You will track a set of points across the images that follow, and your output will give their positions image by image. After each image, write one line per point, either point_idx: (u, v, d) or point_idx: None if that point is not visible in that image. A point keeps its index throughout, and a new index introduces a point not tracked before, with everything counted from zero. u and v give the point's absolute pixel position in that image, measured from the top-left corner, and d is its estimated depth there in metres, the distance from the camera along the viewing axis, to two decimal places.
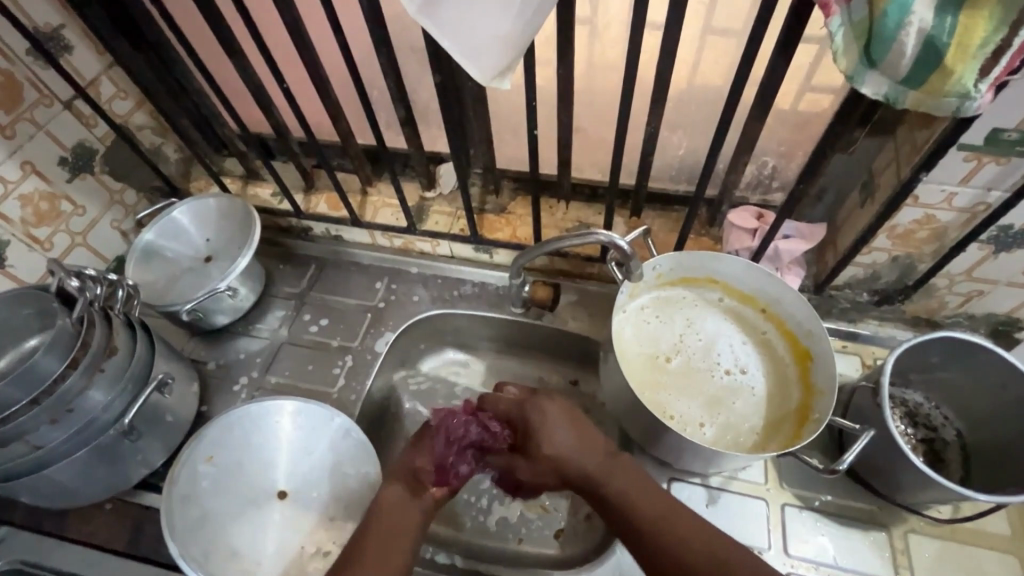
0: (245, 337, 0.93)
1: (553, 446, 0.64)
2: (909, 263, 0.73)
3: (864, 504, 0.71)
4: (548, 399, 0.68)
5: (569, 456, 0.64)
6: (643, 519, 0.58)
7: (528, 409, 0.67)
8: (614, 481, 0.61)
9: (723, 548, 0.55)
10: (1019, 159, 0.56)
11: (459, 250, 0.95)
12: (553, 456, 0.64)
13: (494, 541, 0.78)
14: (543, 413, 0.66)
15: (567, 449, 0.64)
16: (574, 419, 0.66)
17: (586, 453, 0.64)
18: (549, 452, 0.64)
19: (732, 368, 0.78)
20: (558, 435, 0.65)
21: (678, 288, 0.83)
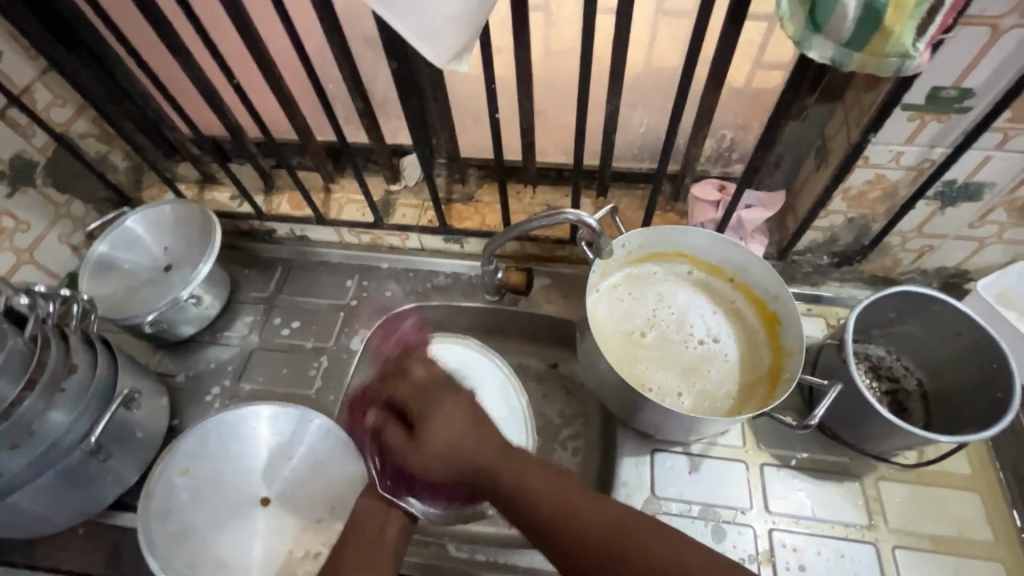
0: (213, 345, 0.90)
1: (439, 435, 0.56)
2: (864, 224, 0.76)
3: (836, 457, 0.74)
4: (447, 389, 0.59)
5: (459, 448, 0.56)
6: (536, 513, 0.52)
7: (425, 400, 0.59)
8: (504, 474, 0.54)
9: (620, 517, 0.50)
10: (958, 115, 0.59)
11: (429, 242, 0.94)
12: (440, 449, 0.56)
13: (483, 526, 0.79)
14: (440, 406, 0.58)
15: (456, 436, 0.56)
16: (473, 413, 0.58)
17: (478, 441, 0.56)
18: (435, 448, 0.56)
19: (705, 338, 0.80)
20: (449, 424, 0.56)
21: (649, 264, 0.84)
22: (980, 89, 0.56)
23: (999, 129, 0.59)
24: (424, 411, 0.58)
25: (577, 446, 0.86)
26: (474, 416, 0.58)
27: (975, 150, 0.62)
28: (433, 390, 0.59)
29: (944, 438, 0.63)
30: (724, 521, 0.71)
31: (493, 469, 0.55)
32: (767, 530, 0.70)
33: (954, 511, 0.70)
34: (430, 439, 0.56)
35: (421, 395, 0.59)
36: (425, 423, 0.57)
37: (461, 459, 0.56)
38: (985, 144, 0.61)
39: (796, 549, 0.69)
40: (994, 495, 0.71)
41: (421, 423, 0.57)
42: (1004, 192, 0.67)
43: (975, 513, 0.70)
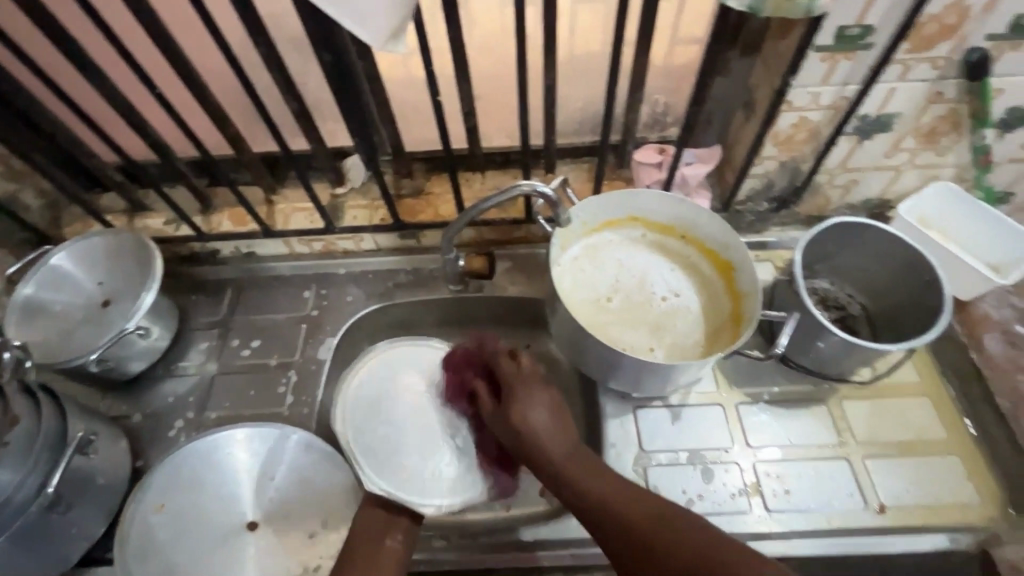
0: (168, 379, 0.85)
1: (529, 416, 0.64)
2: (794, 167, 0.81)
3: (802, 385, 0.79)
4: (539, 385, 0.67)
5: (548, 443, 0.62)
6: (637, 531, 0.55)
7: (517, 383, 0.66)
8: (578, 473, 0.60)
9: (729, 549, 0.50)
10: (864, 52, 0.64)
11: (384, 241, 0.93)
12: (525, 433, 0.63)
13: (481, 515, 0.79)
14: (531, 397, 0.65)
15: (542, 427, 0.63)
16: (556, 406, 0.66)
17: (559, 439, 0.62)
18: (521, 424, 0.63)
19: (667, 294, 0.83)
20: (536, 412, 0.64)
21: (604, 233, 0.88)
22: (879, 25, 0.61)
23: (900, 60, 0.65)
24: (514, 393, 0.66)
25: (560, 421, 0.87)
26: (562, 408, 0.66)
27: (881, 83, 0.68)
28: (527, 378, 0.67)
29: (890, 348, 0.69)
30: (711, 462, 0.74)
31: (567, 467, 0.60)
32: (750, 464, 0.74)
33: (911, 417, 0.76)
34: (519, 419, 0.64)
35: (512, 381, 0.67)
36: (521, 409, 0.64)
37: (540, 450, 0.62)
38: (889, 77, 0.67)
39: (780, 477, 0.73)
40: (942, 395, 0.77)
41: (513, 404, 0.65)
42: (910, 120, 0.74)
43: (929, 416, 0.76)
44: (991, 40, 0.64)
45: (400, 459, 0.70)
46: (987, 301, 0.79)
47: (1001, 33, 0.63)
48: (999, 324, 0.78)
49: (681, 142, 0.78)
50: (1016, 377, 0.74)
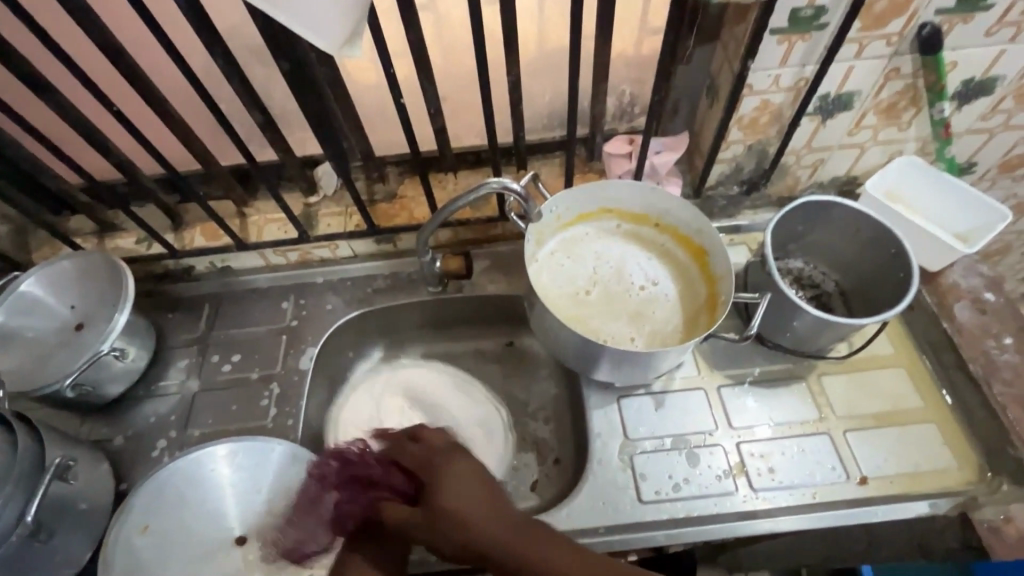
0: (149, 399, 0.84)
1: (453, 501, 0.55)
2: (761, 149, 0.82)
3: (781, 364, 0.80)
4: (458, 455, 0.60)
5: (478, 527, 0.54)
6: None
7: (432, 461, 0.59)
8: (542, 555, 0.52)
9: None
10: (818, 32, 0.65)
11: (361, 247, 0.93)
12: (454, 516, 0.54)
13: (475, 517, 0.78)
14: (451, 472, 0.57)
15: (467, 505, 0.55)
16: (484, 482, 0.58)
17: (498, 522, 0.54)
18: (445, 511, 0.55)
19: (645, 283, 0.84)
20: (461, 490, 0.56)
21: (580, 226, 0.88)
22: (831, 5, 0.62)
23: (854, 39, 0.66)
24: (432, 471, 0.58)
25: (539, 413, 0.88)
26: (489, 480, 0.58)
27: (838, 62, 0.69)
28: (447, 453, 0.60)
29: (860, 322, 0.70)
30: (695, 446, 0.75)
31: (518, 555, 0.52)
32: (734, 445, 0.75)
33: (888, 388, 0.77)
34: (442, 505, 0.55)
35: (427, 460, 0.59)
36: (435, 492, 0.56)
37: (473, 539, 0.53)
38: (846, 55, 0.68)
39: (763, 455, 0.74)
40: (917, 365, 0.79)
41: (428, 491, 0.57)
42: (870, 97, 0.75)
43: (905, 386, 0.77)
44: (940, 15, 0.65)
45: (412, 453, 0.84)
46: (956, 270, 0.81)
47: (949, 8, 0.64)
48: (968, 292, 0.79)
49: (647, 132, 0.78)
50: (987, 342, 0.75)
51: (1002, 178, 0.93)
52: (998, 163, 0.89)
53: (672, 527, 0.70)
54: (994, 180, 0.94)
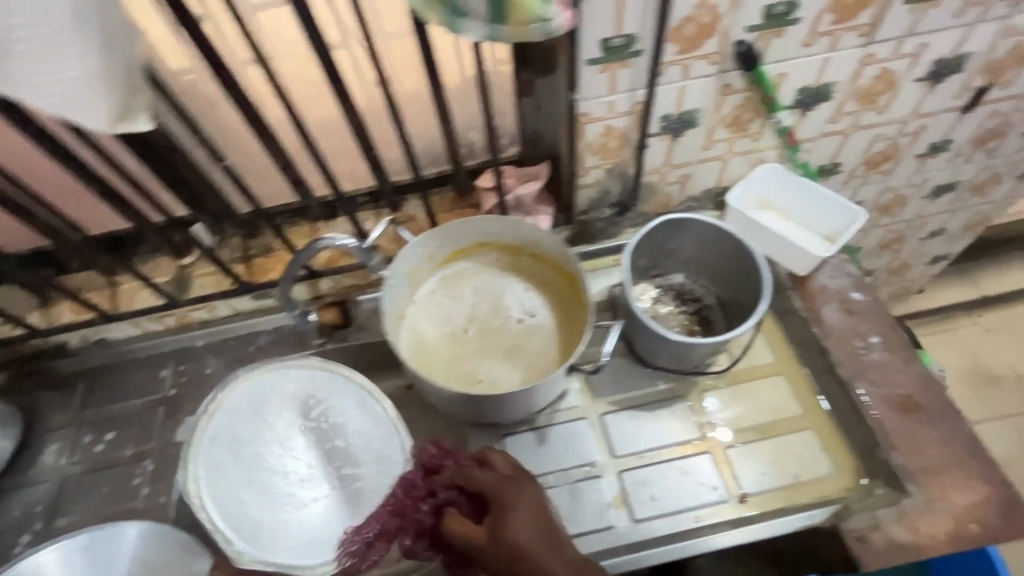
0: (15, 491, 0.80)
1: (518, 541, 0.56)
2: (622, 171, 0.82)
3: (665, 385, 0.79)
4: (526, 486, 0.61)
5: (541, 555, 0.56)
6: None
7: (507, 485, 0.61)
8: None
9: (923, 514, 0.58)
10: (636, 58, 0.65)
11: (239, 305, 0.90)
12: (518, 551, 0.56)
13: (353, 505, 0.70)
14: (520, 502, 0.59)
15: (528, 542, 0.56)
16: (542, 517, 0.59)
17: (555, 558, 0.56)
18: (511, 546, 0.56)
19: (522, 314, 0.83)
20: (523, 531, 0.57)
21: (457, 262, 0.87)
22: (639, 32, 0.62)
23: (674, 62, 0.67)
24: (507, 499, 0.60)
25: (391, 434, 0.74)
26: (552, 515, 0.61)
27: (667, 84, 0.70)
28: (522, 485, 0.61)
29: (716, 340, 0.71)
30: (577, 481, 0.73)
31: None
32: (616, 475, 0.73)
33: (770, 398, 0.76)
34: (511, 537, 0.57)
35: (500, 489, 0.61)
36: (516, 518, 0.58)
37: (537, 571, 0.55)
38: (673, 78, 0.69)
39: (645, 483, 0.72)
40: (797, 373, 0.77)
41: (502, 513, 0.59)
42: (712, 113, 0.75)
43: (786, 395, 0.76)
44: (752, 32, 0.65)
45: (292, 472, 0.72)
46: (825, 273, 0.81)
47: (758, 24, 0.65)
48: (836, 293, 0.80)
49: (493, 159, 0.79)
50: (854, 342, 0.75)
51: (870, 175, 0.96)
52: (862, 161, 0.91)
53: None
54: (864, 178, 0.96)
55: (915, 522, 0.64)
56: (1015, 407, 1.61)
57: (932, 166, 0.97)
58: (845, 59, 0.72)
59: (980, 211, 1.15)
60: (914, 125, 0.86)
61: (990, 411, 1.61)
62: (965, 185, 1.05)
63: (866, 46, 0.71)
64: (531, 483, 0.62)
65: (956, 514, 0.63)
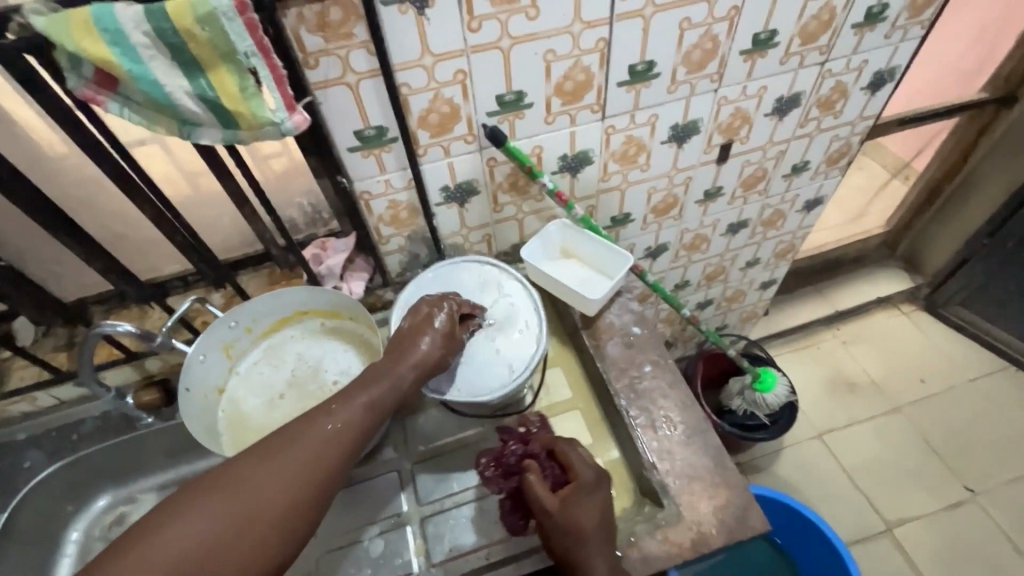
0: None
1: (582, 522, 0.65)
2: (423, 236, 0.91)
3: (474, 428, 0.84)
4: (596, 473, 0.69)
5: (592, 541, 0.64)
6: None
7: (589, 467, 0.69)
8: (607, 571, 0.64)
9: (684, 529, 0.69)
10: (394, 144, 0.75)
11: (62, 393, 0.89)
12: (576, 531, 0.64)
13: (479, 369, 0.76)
14: (589, 492, 0.67)
15: (587, 527, 0.65)
16: (603, 506, 0.67)
17: (596, 546, 0.64)
18: (574, 524, 0.65)
19: (338, 377, 0.87)
20: (589, 513, 0.66)
21: (281, 331, 0.91)
22: (386, 123, 0.72)
23: (433, 144, 0.77)
24: (578, 486, 0.68)
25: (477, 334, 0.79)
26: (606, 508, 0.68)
27: (434, 162, 0.80)
28: (588, 477, 0.68)
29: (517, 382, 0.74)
30: (382, 532, 0.77)
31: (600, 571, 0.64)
32: (420, 522, 0.77)
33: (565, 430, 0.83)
34: (573, 517, 0.65)
35: (580, 474, 0.69)
36: (578, 504, 0.66)
37: (573, 553, 0.64)
38: (437, 156, 0.79)
39: (443, 528, 0.76)
40: (589, 405, 0.85)
41: (575, 499, 0.67)
42: (488, 182, 0.86)
43: (580, 426, 0.84)
44: (493, 116, 0.76)
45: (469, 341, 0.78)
46: (611, 311, 0.91)
47: (496, 110, 0.76)
48: (619, 329, 0.89)
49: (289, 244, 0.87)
50: (631, 372, 0.84)
51: (663, 220, 1.09)
52: (649, 209, 1.05)
53: None
54: (658, 223, 1.09)
55: (665, 532, 0.71)
56: (869, 410, 1.75)
57: (716, 209, 1.12)
58: (589, 130, 0.84)
59: (782, 240, 1.31)
60: (681, 177, 1.00)
61: (848, 416, 1.75)
62: (756, 221, 1.21)
63: (603, 120, 0.83)
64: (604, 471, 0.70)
65: (699, 521, 0.71)
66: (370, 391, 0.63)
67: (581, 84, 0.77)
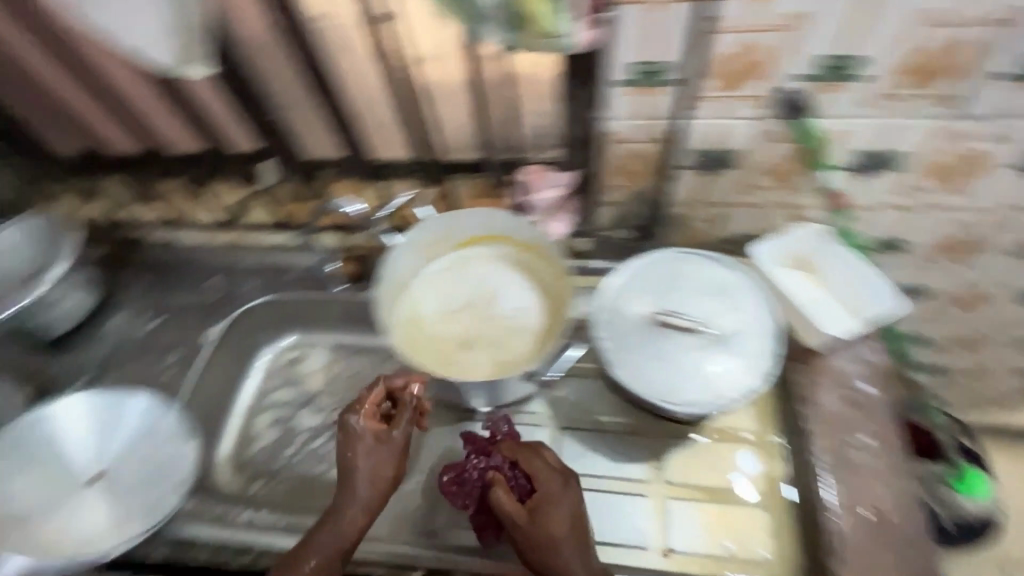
0: (87, 342, 0.98)
1: (552, 532, 0.64)
2: (648, 197, 0.80)
3: (634, 417, 0.79)
4: (564, 483, 0.67)
5: (567, 555, 0.63)
6: None
7: (555, 486, 0.67)
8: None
9: None
10: (671, 88, 0.65)
11: (285, 239, 1.01)
12: (551, 540, 0.64)
13: (669, 376, 0.66)
14: (557, 503, 0.66)
15: (560, 539, 0.64)
16: (576, 517, 0.66)
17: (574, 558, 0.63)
18: (544, 537, 0.64)
19: (513, 313, 0.85)
20: (557, 523, 0.64)
21: (473, 247, 0.91)
22: (676, 62, 0.62)
23: (714, 98, 0.66)
24: (545, 502, 0.66)
25: (690, 338, 0.67)
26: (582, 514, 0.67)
27: (704, 120, 0.68)
28: (553, 483, 0.67)
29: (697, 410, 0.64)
30: None
31: None
32: None
33: (732, 465, 0.73)
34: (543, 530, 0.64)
35: (545, 483, 0.67)
36: (548, 510, 0.65)
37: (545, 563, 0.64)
38: (712, 114, 0.67)
39: None
40: (770, 448, 0.74)
41: (543, 507, 0.65)
42: (750, 158, 0.72)
43: (753, 465, 0.73)
44: (804, 81, 0.63)
45: (677, 340, 0.67)
46: (839, 353, 0.75)
47: (813, 74, 0.62)
48: (842, 379, 0.74)
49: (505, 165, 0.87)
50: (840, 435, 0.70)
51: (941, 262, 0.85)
52: (933, 244, 0.81)
53: (464, 551, 0.74)
54: (933, 264, 0.85)
55: None
56: None
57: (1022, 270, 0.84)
58: (911, 128, 0.66)
59: None
60: (1001, 218, 0.75)
61: None
62: None
63: (938, 117, 0.64)
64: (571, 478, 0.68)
65: None
66: (360, 487, 0.71)
67: (930, 66, 0.60)
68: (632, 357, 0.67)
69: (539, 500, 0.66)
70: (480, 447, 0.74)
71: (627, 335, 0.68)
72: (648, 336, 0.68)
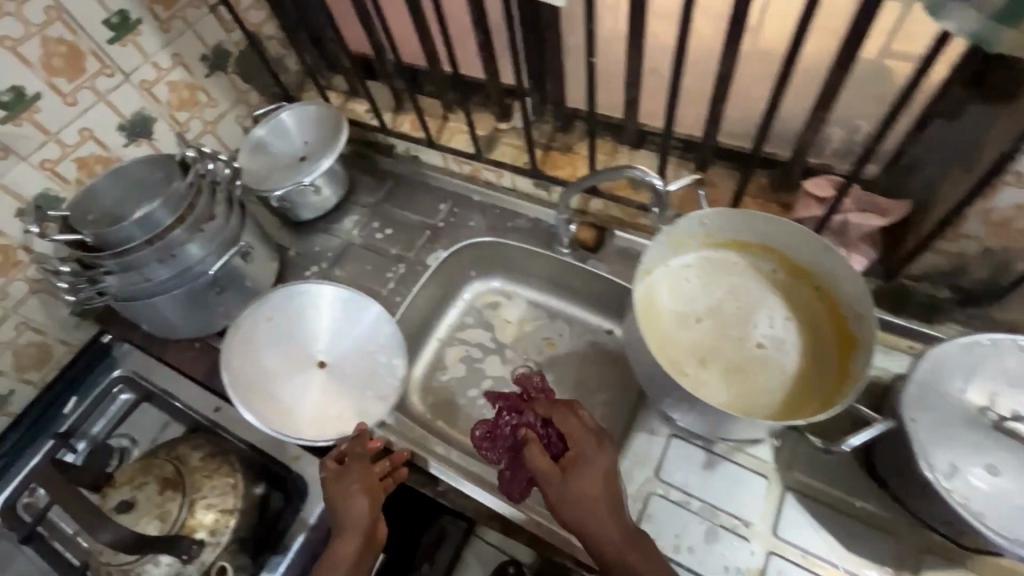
0: (324, 233, 1.05)
1: (584, 488, 0.64)
2: (1005, 260, 0.64)
3: (891, 514, 0.66)
4: (598, 443, 0.67)
5: (597, 515, 0.62)
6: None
7: (585, 444, 0.67)
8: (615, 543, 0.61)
9: None
10: None
11: (521, 184, 0.99)
12: (586, 497, 0.63)
13: (996, 494, 0.55)
14: (592, 459, 0.66)
15: (587, 499, 0.63)
16: (609, 478, 0.65)
17: (605, 520, 0.62)
18: (574, 495, 0.64)
19: (765, 341, 0.74)
20: (588, 480, 0.64)
21: (730, 252, 0.79)
22: None
23: None
24: (578, 459, 0.66)
25: None
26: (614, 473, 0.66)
27: None
28: (583, 438, 0.68)
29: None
30: (723, 526, 0.68)
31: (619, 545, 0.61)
32: (764, 552, 0.66)
33: None
34: (570, 487, 0.64)
35: (577, 437, 0.68)
36: (580, 472, 0.65)
37: (581, 523, 0.63)
38: None
39: None
40: None
41: (575, 469, 0.65)
42: None
43: None
44: None
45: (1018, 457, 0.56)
46: None
47: None
48: None
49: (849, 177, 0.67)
50: None
51: None
52: None
53: None
54: None
55: None
56: None
57: None
58: None
59: None
60: None
61: None
62: None
63: None
64: (605, 437, 0.68)
65: None
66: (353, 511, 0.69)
67: None
68: (952, 454, 0.57)
69: (571, 457, 0.67)
70: (517, 404, 0.79)
71: (950, 425, 0.58)
72: (978, 436, 0.57)
